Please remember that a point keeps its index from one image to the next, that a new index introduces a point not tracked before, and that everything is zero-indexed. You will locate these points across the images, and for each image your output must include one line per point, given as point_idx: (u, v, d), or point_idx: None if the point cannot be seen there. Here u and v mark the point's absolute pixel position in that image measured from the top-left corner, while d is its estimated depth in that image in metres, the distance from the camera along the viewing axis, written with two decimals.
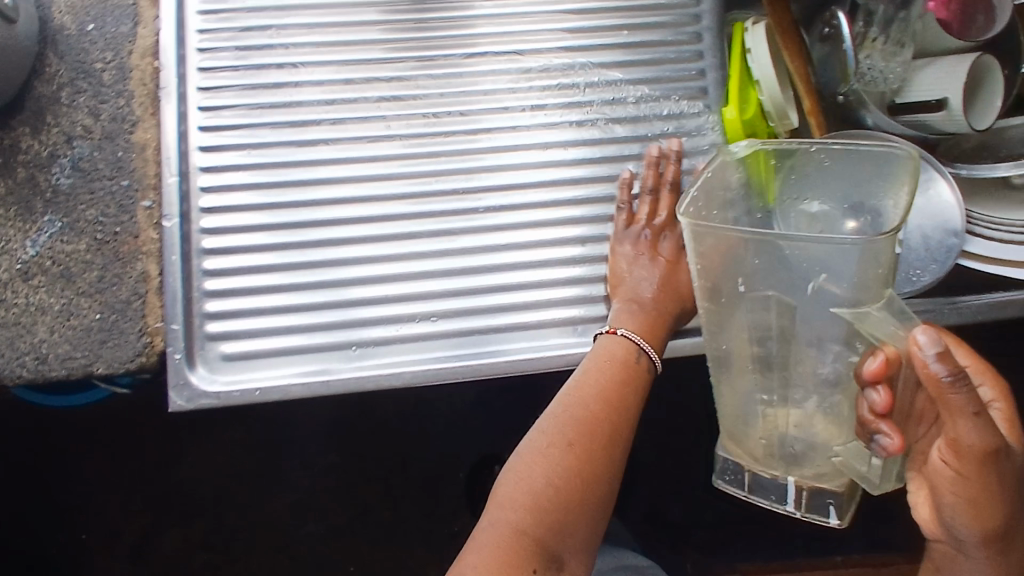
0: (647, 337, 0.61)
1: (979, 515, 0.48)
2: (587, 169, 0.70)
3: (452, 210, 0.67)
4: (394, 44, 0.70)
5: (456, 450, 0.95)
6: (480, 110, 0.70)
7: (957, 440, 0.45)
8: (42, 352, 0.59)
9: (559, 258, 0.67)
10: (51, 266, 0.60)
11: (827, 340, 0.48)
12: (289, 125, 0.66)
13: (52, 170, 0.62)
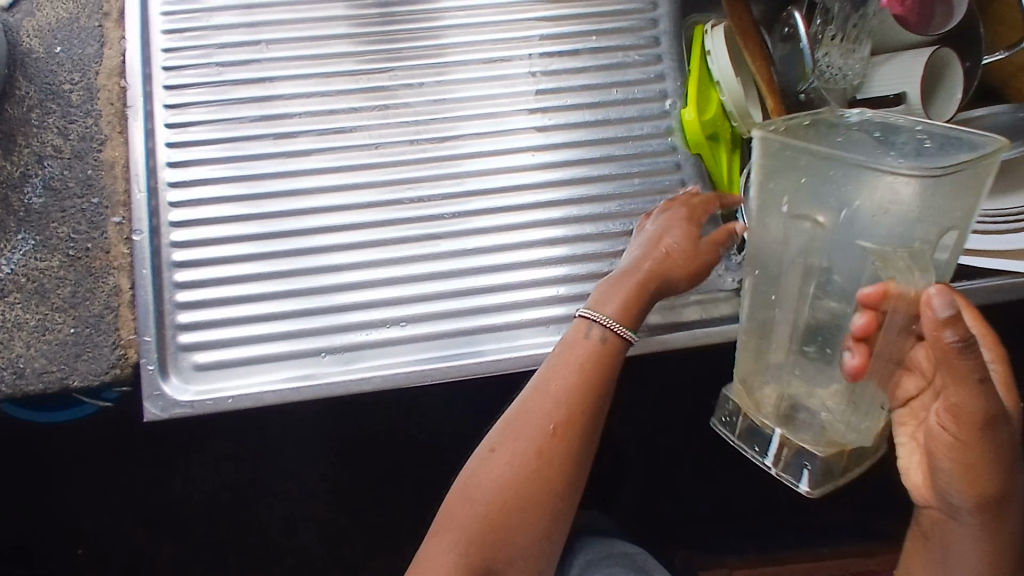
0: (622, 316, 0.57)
1: (975, 483, 0.46)
2: (553, 173, 0.71)
3: (421, 216, 0.69)
4: (362, 56, 0.72)
5: (447, 457, 0.96)
6: (446, 118, 0.72)
7: (962, 405, 0.43)
8: (18, 368, 0.60)
9: (527, 260, 0.68)
10: (25, 283, 0.61)
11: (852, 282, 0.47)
12: (261, 138, 0.68)
13: (24, 189, 0.63)
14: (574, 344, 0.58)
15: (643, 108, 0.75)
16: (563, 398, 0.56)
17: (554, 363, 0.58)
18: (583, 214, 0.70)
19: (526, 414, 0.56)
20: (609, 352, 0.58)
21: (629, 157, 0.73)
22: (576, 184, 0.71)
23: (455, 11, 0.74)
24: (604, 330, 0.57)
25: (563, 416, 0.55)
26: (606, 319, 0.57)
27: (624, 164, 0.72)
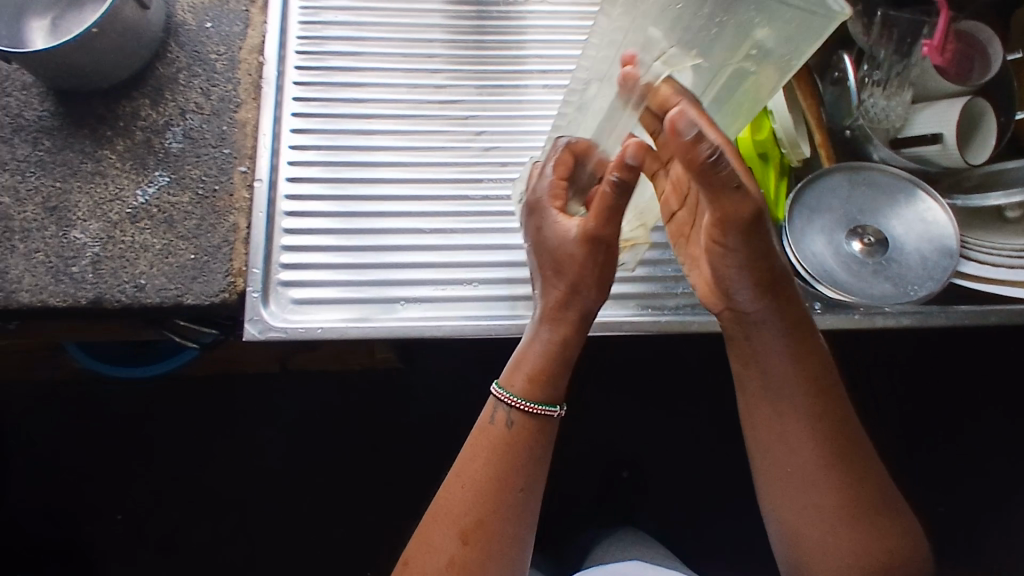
0: (529, 387, 0.62)
1: (754, 272, 0.63)
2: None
3: (496, 195, 0.78)
4: (453, 57, 0.85)
5: None
6: (525, 115, 0.83)
7: (726, 214, 0.57)
8: (141, 283, 0.69)
9: None
10: (157, 212, 0.71)
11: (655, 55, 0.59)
12: (364, 116, 0.80)
13: (166, 135, 0.73)
14: (487, 433, 0.63)
15: None
16: (469, 504, 0.60)
17: (463, 468, 0.62)
18: None
19: (439, 517, 0.61)
20: (508, 446, 0.62)
21: None
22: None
23: (539, 29, 0.87)
24: (507, 412, 0.63)
25: (470, 520, 0.60)
26: (511, 400, 0.62)
27: None
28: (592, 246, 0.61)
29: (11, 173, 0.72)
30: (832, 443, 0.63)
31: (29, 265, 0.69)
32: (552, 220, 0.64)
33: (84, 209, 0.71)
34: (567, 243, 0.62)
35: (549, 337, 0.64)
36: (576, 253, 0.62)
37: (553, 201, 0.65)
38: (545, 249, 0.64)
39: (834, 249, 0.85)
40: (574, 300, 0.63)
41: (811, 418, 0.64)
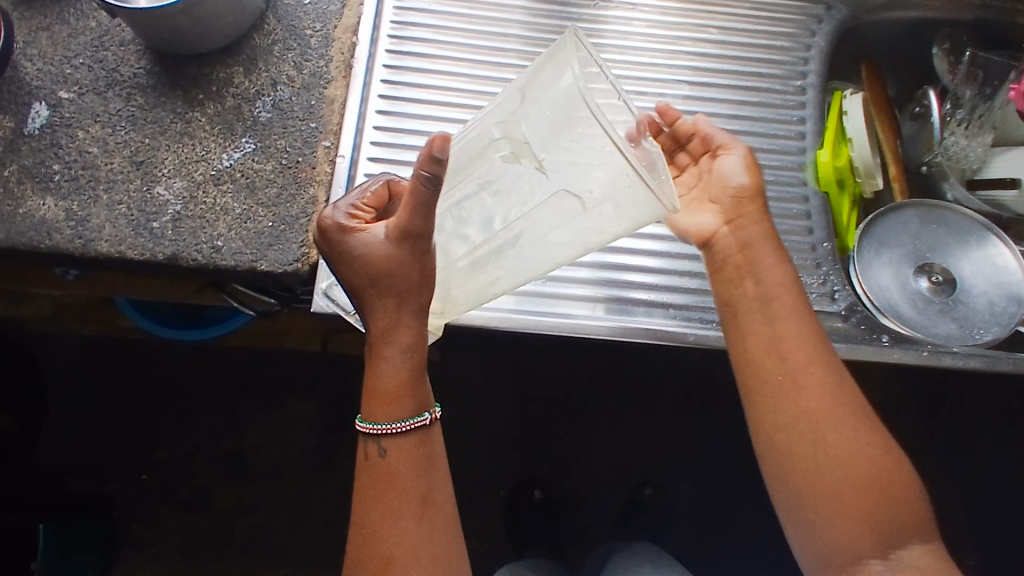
0: (394, 399, 0.58)
1: (755, 179, 0.71)
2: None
3: None
4: (532, 54, 0.86)
5: (505, 477, 1.31)
6: None
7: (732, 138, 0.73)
8: (217, 245, 0.70)
9: (637, 247, 0.80)
10: (240, 177, 0.72)
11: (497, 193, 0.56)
12: (445, 104, 0.82)
13: (255, 104, 0.75)
14: (374, 468, 0.58)
15: (771, 154, 0.85)
16: (377, 544, 0.56)
17: (368, 507, 0.57)
18: None
19: (361, 562, 0.57)
20: (394, 476, 0.57)
21: None
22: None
23: (617, 33, 0.88)
24: (379, 445, 0.58)
25: (379, 562, 0.56)
26: (381, 428, 0.58)
27: None
28: (400, 246, 0.56)
29: (102, 125, 0.74)
30: (847, 380, 0.64)
31: (111, 216, 0.71)
32: (362, 228, 0.58)
33: (170, 166, 0.72)
34: (375, 251, 0.56)
35: (402, 357, 0.58)
36: (387, 257, 0.56)
37: (355, 219, 0.59)
38: (353, 271, 0.58)
39: (901, 284, 0.84)
40: (398, 323, 0.58)
41: (824, 356, 0.64)
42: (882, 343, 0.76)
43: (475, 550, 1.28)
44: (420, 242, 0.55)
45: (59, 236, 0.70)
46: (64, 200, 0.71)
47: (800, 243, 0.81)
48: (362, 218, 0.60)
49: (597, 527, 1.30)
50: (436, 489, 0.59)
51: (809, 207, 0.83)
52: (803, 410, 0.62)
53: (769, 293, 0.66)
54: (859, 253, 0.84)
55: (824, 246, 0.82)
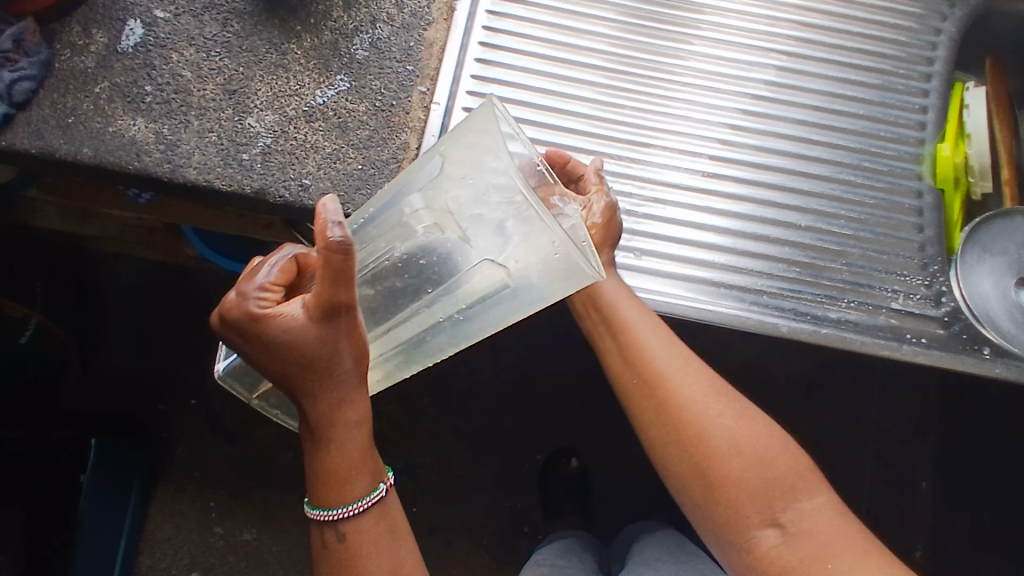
0: (353, 471, 0.57)
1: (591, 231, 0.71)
2: (757, 173, 0.78)
3: (656, 163, 0.78)
4: (633, 10, 0.82)
5: (542, 441, 1.31)
6: (693, 83, 0.81)
7: None
8: (305, 183, 0.68)
9: (725, 227, 0.76)
10: (332, 116, 0.70)
11: (444, 244, 0.54)
12: (542, 57, 0.79)
13: (353, 41, 0.72)
14: (336, 553, 0.58)
15: (883, 141, 0.81)
16: None
17: None
18: (793, 200, 0.78)
19: None
20: (357, 558, 0.58)
21: (863, 185, 0.79)
22: (785, 190, 0.78)
23: None
24: (334, 533, 0.58)
25: None
26: (339, 513, 0.57)
27: (841, 189, 0.79)
28: (326, 325, 0.51)
29: (196, 49, 0.72)
30: (699, 360, 0.68)
31: (201, 143, 0.69)
32: (273, 309, 0.51)
33: (262, 98, 0.71)
34: (299, 331, 0.51)
35: (353, 432, 0.56)
36: (316, 339, 0.51)
37: (260, 300, 0.52)
38: (276, 363, 0.52)
39: (1002, 294, 0.80)
40: (341, 401, 0.55)
41: (674, 342, 0.68)
42: (982, 356, 0.74)
43: (506, 510, 1.29)
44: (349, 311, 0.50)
45: (147, 158, 0.69)
46: (154, 122, 0.70)
47: (908, 240, 0.78)
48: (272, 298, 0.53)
49: (629, 501, 1.29)
50: (401, 558, 0.59)
51: (921, 204, 0.79)
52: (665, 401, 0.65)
53: (614, 304, 0.68)
54: (963, 258, 0.80)
55: (932, 246, 0.78)
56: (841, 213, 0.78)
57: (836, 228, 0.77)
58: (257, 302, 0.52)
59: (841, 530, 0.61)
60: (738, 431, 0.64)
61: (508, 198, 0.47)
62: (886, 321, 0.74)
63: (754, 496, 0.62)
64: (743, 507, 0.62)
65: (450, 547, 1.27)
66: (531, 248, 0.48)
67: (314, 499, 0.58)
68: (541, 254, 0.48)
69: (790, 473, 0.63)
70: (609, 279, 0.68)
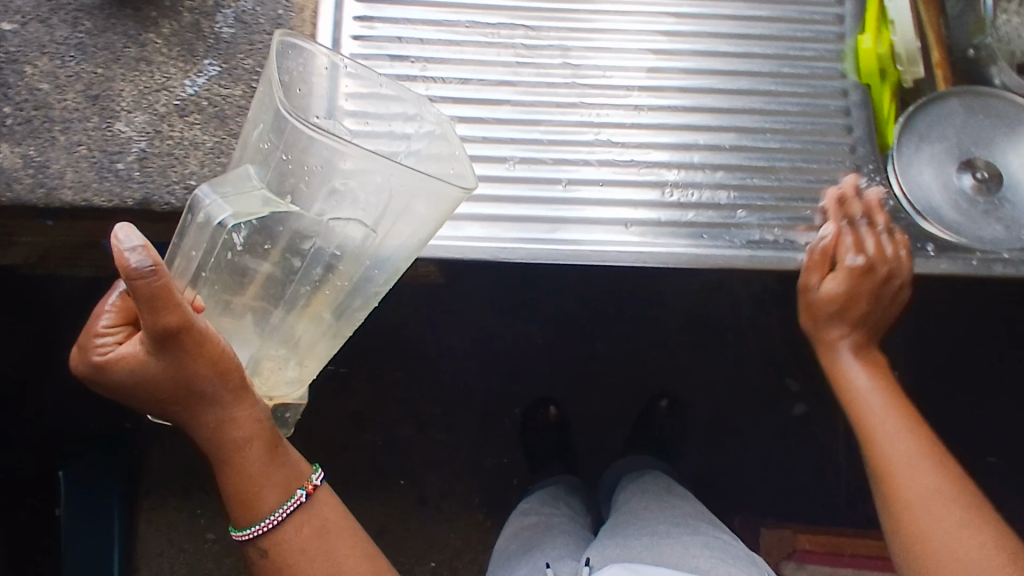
0: (258, 485, 0.58)
1: (852, 306, 0.70)
2: (690, 99, 0.74)
3: (578, 106, 0.73)
4: None
5: (518, 398, 1.28)
6: (609, 11, 0.75)
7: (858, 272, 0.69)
8: (191, 184, 0.63)
9: (661, 161, 0.72)
10: (207, 105, 0.64)
11: (301, 223, 0.54)
12: (433, 6, 0.73)
13: (216, 18, 0.66)
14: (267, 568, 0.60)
15: (802, 42, 0.77)
16: None
17: None
18: (723, 122, 0.74)
19: None
20: (285, 566, 0.59)
21: (786, 93, 0.75)
22: (716, 111, 0.74)
23: None
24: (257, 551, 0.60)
25: None
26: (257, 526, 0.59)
27: (767, 100, 0.75)
28: (166, 355, 0.52)
29: (50, 58, 0.65)
30: (927, 439, 0.67)
31: (72, 159, 0.63)
32: (116, 352, 0.53)
33: (128, 98, 0.64)
34: (143, 367, 0.53)
35: (244, 445, 0.58)
36: (162, 370, 0.53)
37: (102, 346, 0.53)
38: (143, 397, 0.55)
39: (943, 183, 0.77)
40: (220, 421, 0.57)
41: (907, 420, 0.68)
42: (927, 254, 0.73)
43: (489, 470, 1.27)
44: (186, 338, 0.51)
45: (19, 187, 0.62)
46: (19, 145, 0.63)
47: (840, 144, 0.74)
48: (114, 338, 0.54)
49: (611, 442, 1.28)
50: (338, 556, 0.61)
51: (847, 102, 0.76)
52: (893, 481, 0.65)
53: (858, 386, 0.71)
54: (898, 149, 0.77)
55: (864, 146, 0.74)
56: (767, 126, 0.74)
57: (766, 144, 0.73)
58: (100, 348, 0.53)
59: None
60: (940, 512, 0.62)
61: (336, 160, 0.49)
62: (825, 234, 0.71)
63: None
64: None
65: (439, 515, 1.25)
66: (392, 196, 0.51)
67: (238, 521, 0.60)
68: (407, 197, 0.51)
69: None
70: (849, 357, 0.73)
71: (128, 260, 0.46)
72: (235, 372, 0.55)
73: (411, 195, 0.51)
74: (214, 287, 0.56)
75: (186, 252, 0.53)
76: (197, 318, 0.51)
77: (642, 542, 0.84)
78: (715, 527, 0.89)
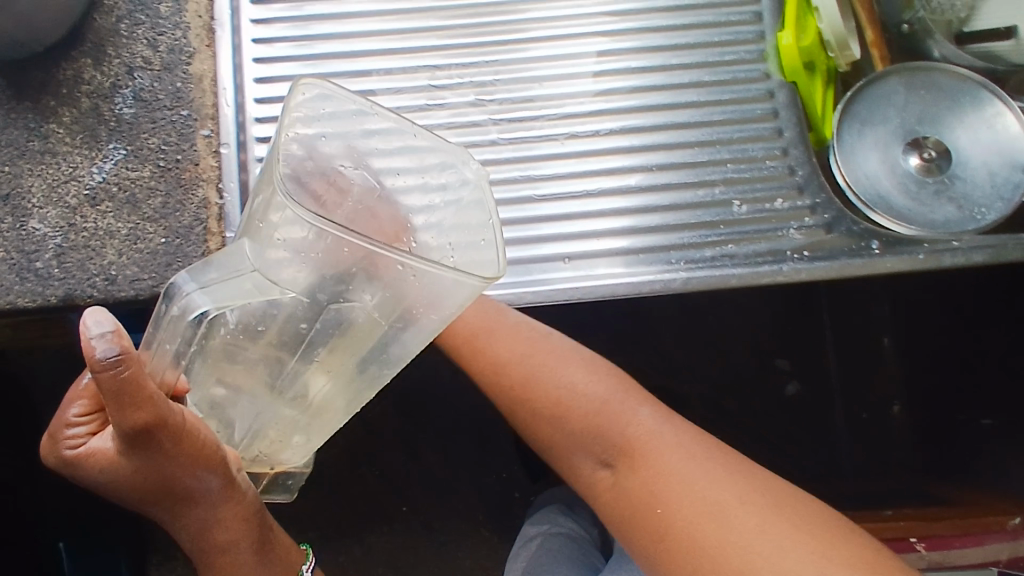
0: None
1: None
2: (640, 119, 0.73)
3: (520, 140, 0.71)
4: None
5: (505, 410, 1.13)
6: (539, 38, 0.74)
7: None
8: (111, 275, 0.62)
9: (605, 187, 0.71)
10: (117, 191, 0.63)
11: (294, 304, 0.46)
12: (343, 56, 0.71)
13: (115, 100, 0.64)
14: None
15: (722, 47, 0.75)
16: None
17: None
18: (658, 141, 0.73)
19: None
20: None
21: (708, 103, 0.74)
22: (661, 129, 0.73)
23: None
24: None
25: None
26: None
27: (694, 114, 0.74)
28: (142, 453, 0.47)
29: None
30: (565, 344, 0.65)
31: None
32: (87, 446, 0.50)
33: (37, 193, 0.62)
34: (117, 466, 0.49)
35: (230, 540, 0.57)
36: (135, 473, 0.49)
37: (73, 437, 0.50)
38: (118, 493, 0.52)
39: (890, 167, 0.75)
40: (205, 521, 0.55)
41: (509, 320, 0.65)
42: (873, 252, 0.69)
43: (489, 487, 1.12)
44: (163, 433, 0.46)
45: None
46: None
47: (771, 147, 0.74)
48: (86, 428, 0.51)
49: None
50: None
51: (776, 104, 0.75)
52: (512, 380, 0.63)
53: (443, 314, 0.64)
54: (840, 141, 0.74)
55: (796, 147, 0.73)
56: (690, 140, 0.73)
57: (692, 159, 0.72)
58: (71, 440, 0.50)
59: (668, 442, 0.59)
60: (560, 385, 0.63)
61: (341, 247, 0.41)
62: (765, 244, 0.70)
63: (584, 441, 0.62)
64: (575, 461, 0.62)
65: (447, 538, 1.10)
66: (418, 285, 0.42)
67: None
68: (430, 290, 0.42)
69: (603, 416, 0.61)
70: None
71: (93, 350, 0.40)
72: (220, 468, 0.51)
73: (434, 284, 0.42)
74: (205, 362, 0.49)
75: (163, 343, 0.46)
76: (175, 408, 0.46)
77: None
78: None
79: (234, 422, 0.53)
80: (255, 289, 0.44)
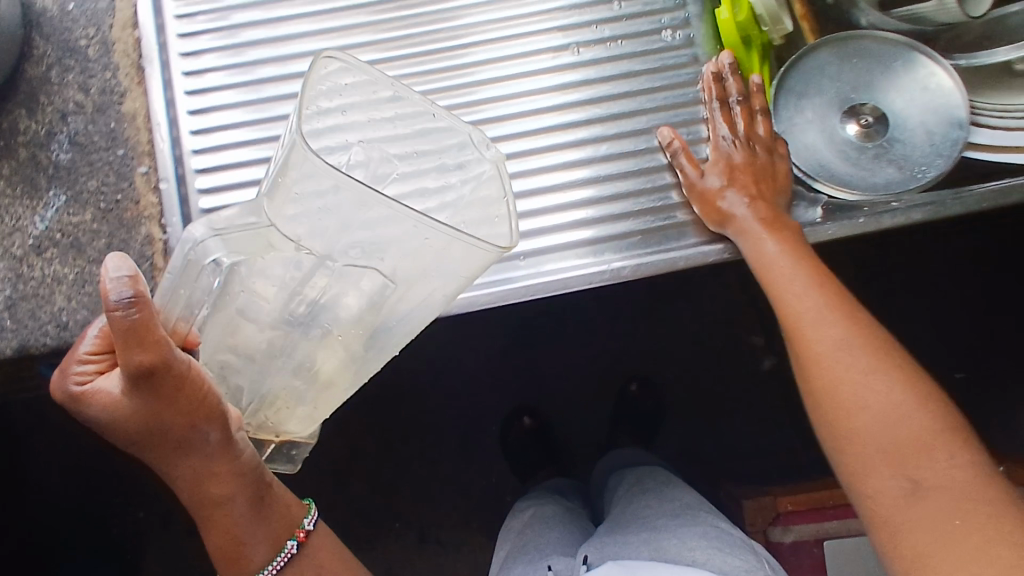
0: (238, 540, 0.56)
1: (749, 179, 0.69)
2: (583, 113, 0.74)
3: None
4: None
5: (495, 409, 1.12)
6: (477, 42, 0.75)
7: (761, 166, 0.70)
8: (63, 320, 0.61)
9: (555, 183, 0.72)
10: (61, 238, 0.63)
11: (303, 277, 0.49)
12: (280, 77, 0.71)
13: (51, 147, 0.65)
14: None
15: (649, 36, 0.77)
16: None
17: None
18: (603, 133, 0.74)
19: None
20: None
21: (640, 92, 0.75)
22: (600, 121, 0.74)
23: None
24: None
25: None
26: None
27: (631, 103, 0.75)
28: (144, 393, 0.47)
29: None
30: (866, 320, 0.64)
31: None
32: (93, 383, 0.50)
33: None
34: (120, 406, 0.49)
35: (229, 497, 0.55)
36: (138, 414, 0.49)
37: (81, 373, 0.51)
38: (117, 438, 0.51)
39: (829, 137, 0.76)
40: (206, 472, 0.53)
41: (828, 290, 0.65)
42: (813, 221, 0.74)
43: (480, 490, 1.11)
44: (166, 377, 0.46)
45: None
46: None
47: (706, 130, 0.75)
48: (95, 367, 0.51)
49: None
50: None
51: None
52: (816, 352, 0.62)
53: (767, 264, 0.66)
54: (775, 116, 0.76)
55: None
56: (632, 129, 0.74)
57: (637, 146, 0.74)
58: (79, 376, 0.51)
59: (965, 489, 0.54)
60: (868, 387, 0.60)
61: (341, 208, 0.43)
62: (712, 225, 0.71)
63: (867, 453, 0.58)
64: (869, 473, 0.58)
65: (443, 549, 1.10)
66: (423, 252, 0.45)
67: None
68: (430, 254, 0.44)
69: (909, 438, 0.57)
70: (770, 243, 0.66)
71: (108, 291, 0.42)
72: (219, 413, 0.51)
73: (439, 249, 0.44)
74: (212, 323, 0.52)
75: (176, 289, 0.50)
76: (180, 354, 0.47)
77: (643, 538, 0.75)
78: (718, 515, 0.79)
79: (243, 388, 0.56)
80: (259, 249, 0.48)
